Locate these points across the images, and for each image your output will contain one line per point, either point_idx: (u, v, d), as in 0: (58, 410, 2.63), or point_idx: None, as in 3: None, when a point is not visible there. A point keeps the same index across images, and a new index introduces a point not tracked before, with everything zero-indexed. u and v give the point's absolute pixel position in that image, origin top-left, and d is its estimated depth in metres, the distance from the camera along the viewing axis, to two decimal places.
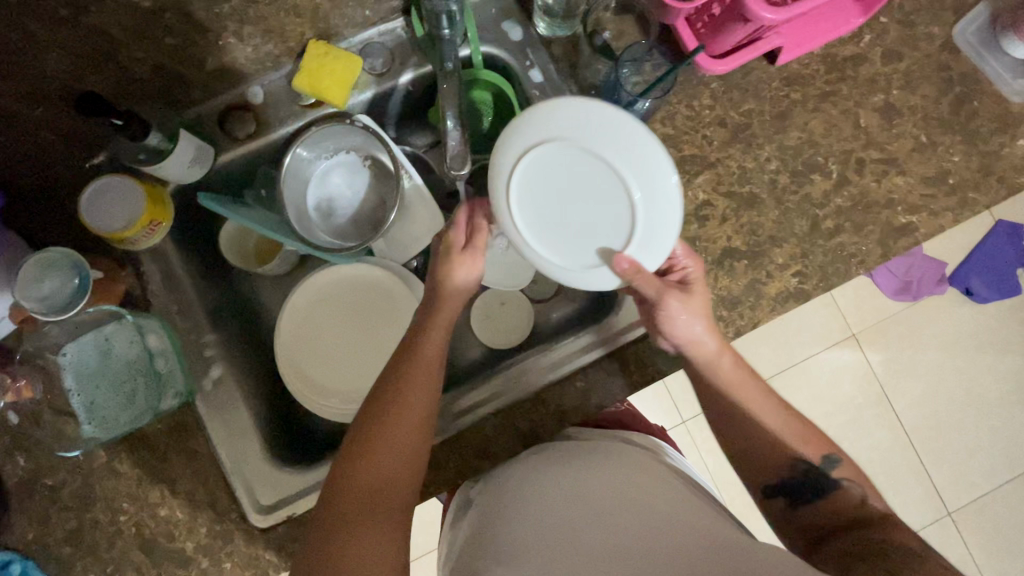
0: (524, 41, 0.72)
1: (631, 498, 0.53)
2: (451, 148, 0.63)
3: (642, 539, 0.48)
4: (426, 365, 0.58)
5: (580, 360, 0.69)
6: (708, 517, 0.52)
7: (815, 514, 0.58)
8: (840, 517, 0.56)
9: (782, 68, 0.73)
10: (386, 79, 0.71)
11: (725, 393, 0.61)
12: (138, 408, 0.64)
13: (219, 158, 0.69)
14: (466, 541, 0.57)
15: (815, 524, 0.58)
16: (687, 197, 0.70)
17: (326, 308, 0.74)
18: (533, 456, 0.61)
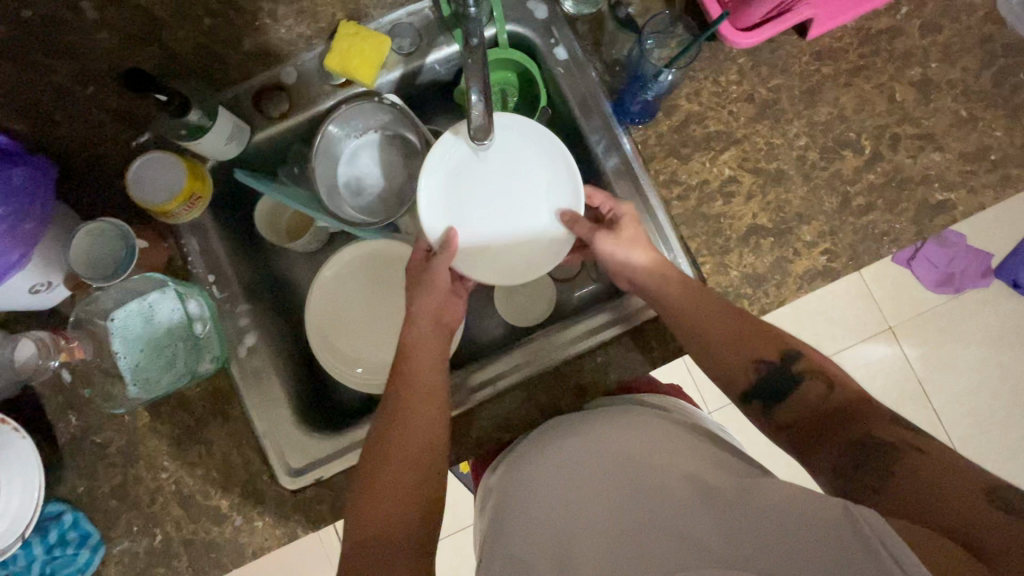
0: (549, 19, 0.72)
1: (629, 487, 0.51)
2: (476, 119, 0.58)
3: (642, 499, 0.49)
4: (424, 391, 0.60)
5: (602, 335, 0.69)
6: (704, 456, 0.53)
7: (787, 413, 0.56)
8: (817, 413, 0.54)
9: (813, 42, 0.71)
10: (414, 58, 0.72)
11: (719, 330, 0.60)
12: (179, 371, 0.68)
13: (254, 135, 0.71)
14: (490, 511, 0.59)
15: (788, 421, 0.56)
16: (712, 173, 0.70)
17: (350, 290, 0.76)
18: (534, 433, 0.63)
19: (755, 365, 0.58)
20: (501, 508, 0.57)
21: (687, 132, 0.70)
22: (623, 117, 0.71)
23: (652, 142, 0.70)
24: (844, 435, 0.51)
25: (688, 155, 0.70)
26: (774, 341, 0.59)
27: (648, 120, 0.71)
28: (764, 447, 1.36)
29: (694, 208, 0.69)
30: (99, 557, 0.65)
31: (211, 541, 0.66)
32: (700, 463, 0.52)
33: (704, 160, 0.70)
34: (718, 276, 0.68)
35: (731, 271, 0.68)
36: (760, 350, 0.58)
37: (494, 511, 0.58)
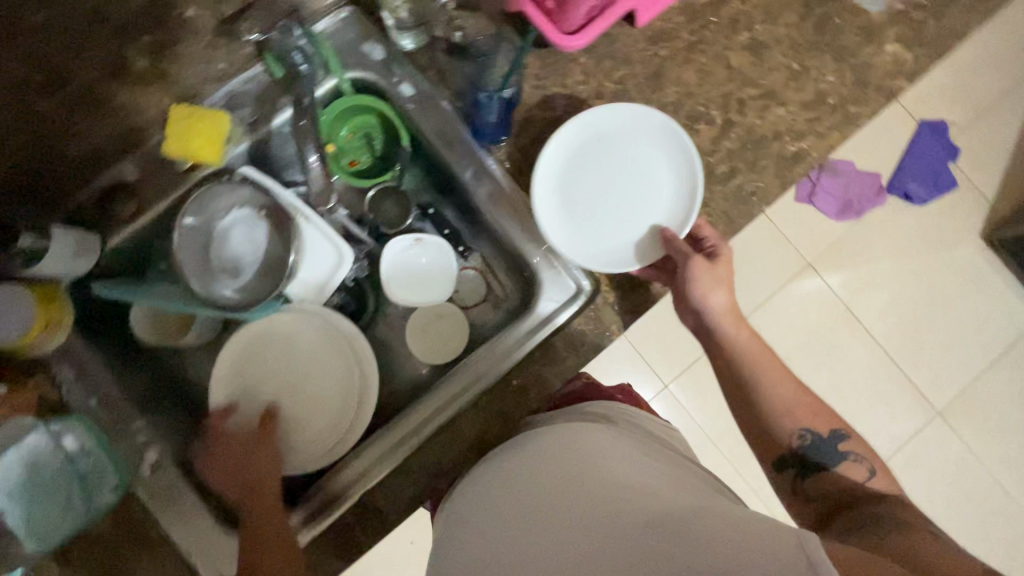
0: (386, 58, 0.71)
1: (573, 521, 0.49)
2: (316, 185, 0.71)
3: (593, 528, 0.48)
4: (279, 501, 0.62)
5: (515, 355, 0.69)
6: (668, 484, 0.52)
7: (816, 489, 0.62)
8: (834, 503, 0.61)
9: (645, 28, 0.73)
10: (260, 126, 0.70)
11: (760, 397, 0.66)
12: (79, 511, 0.63)
13: (107, 243, 0.67)
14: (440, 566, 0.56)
15: (816, 494, 0.63)
16: (581, 174, 0.71)
17: (255, 370, 0.73)
18: (489, 461, 0.60)
19: (801, 434, 0.64)
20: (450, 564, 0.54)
21: (548, 140, 0.71)
22: (481, 139, 0.71)
23: (517, 157, 0.71)
24: (856, 516, 0.57)
25: (554, 162, 0.71)
26: (820, 413, 0.65)
27: (507, 136, 0.71)
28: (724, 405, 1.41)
29: (572, 213, 0.70)
30: None
31: None
32: (665, 490, 0.51)
33: (570, 164, 0.71)
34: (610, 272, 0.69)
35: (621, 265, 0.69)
36: (803, 422, 0.65)
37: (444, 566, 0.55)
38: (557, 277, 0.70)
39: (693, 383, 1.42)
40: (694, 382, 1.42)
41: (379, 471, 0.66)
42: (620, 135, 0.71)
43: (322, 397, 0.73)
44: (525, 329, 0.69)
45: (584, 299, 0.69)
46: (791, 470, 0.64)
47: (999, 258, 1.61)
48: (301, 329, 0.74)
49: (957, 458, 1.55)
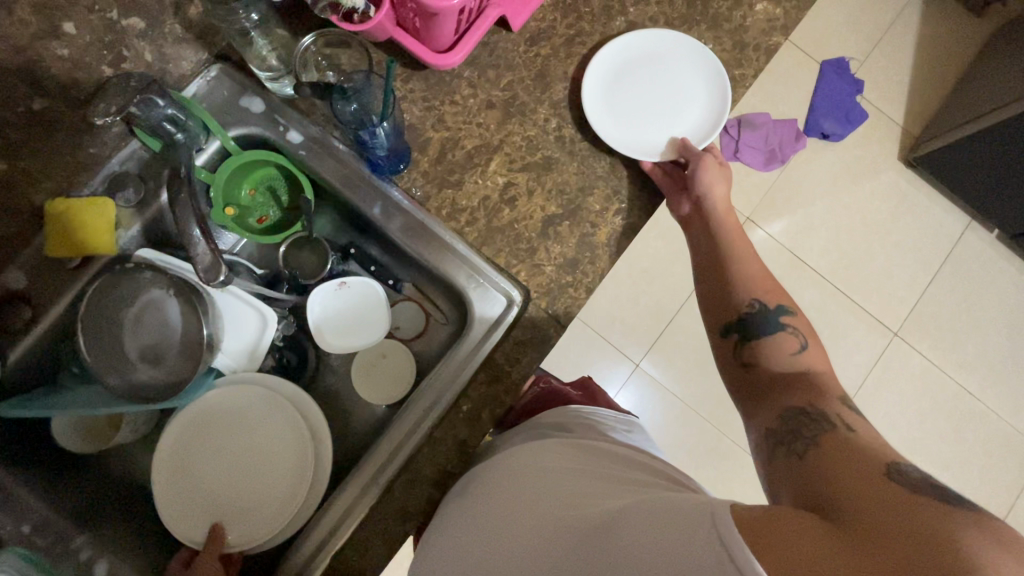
0: (268, 108, 0.70)
1: (518, 543, 0.48)
2: (201, 258, 0.56)
3: (544, 542, 0.46)
4: None
5: (461, 380, 0.67)
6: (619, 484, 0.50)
7: (756, 355, 0.64)
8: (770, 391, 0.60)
9: (523, 30, 0.73)
10: (148, 203, 0.69)
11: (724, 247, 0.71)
12: None
13: (9, 356, 0.64)
14: None
15: (754, 360, 0.64)
16: (489, 186, 0.70)
17: (196, 450, 0.70)
18: (452, 492, 0.60)
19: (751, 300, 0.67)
20: None
21: (449, 159, 0.70)
22: (379, 172, 0.69)
23: (421, 182, 0.70)
24: (783, 405, 0.56)
25: (460, 180, 0.70)
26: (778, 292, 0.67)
27: (405, 164, 0.69)
28: (695, 371, 1.44)
29: (487, 226, 0.69)
30: None
31: None
32: (618, 489, 0.49)
33: (476, 178, 0.70)
34: (537, 277, 0.69)
35: (546, 267, 0.69)
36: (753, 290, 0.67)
37: None
38: (484, 294, 0.68)
39: (662, 356, 1.44)
40: (663, 355, 1.44)
41: (345, 530, 0.64)
42: (670, 55, 0.77)
43: (272, 464, 0.70)
44: (465, 351, 0.68)
45: (516, 310, 0.67)
46: (734, 331, 0.66)
47: (922, 176, 1.68)
48: (239, 398, 0.71)
49: (920, 372, 1.61)
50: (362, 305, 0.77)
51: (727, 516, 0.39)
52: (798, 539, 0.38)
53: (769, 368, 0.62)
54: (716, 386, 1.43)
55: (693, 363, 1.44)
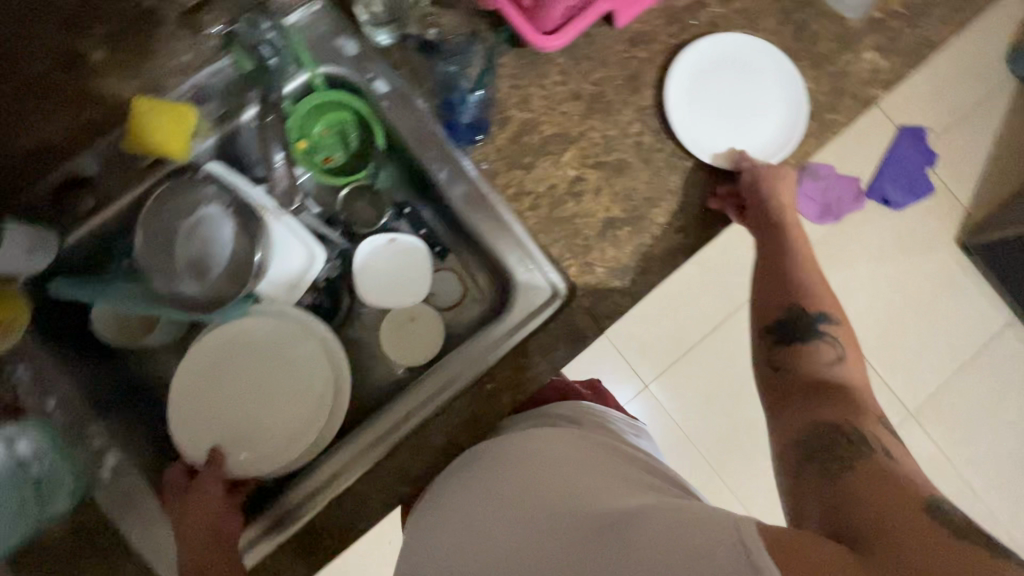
0: (360, 53, 0.70)
1: (522, 521, 0.49)
2: None
3: (552, 525, 0.46)
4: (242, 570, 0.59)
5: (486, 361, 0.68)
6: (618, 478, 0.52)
7: (791, 359, 0.63)
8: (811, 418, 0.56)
9: (625, 29, 0.72)
10: (227, 121, 0.68)
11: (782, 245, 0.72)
12: (28, 521, 0.60)
13: (66, 240, 0.65)
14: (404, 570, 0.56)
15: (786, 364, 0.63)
16: (558, 176, 0.70)
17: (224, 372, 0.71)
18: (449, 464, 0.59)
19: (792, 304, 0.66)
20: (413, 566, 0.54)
21: (525, 141, 0.70)
22: (454, 138, 0.69)
23: (493, 158, 0.70)
24: (814, 409, 0.55)
25: (530, 164, 0.70)
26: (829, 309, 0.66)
27: (484, 136, 0.69)
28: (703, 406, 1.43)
29: (548, 214, 0.69)
30: None
31: None
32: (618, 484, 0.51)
33: (547, 166, 0.70)
34: (585, 276, 0.68)
35: (597, 269, 0.69)
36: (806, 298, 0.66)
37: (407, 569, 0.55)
38: (530, 281, 0.69)
39: (674, 383, 1.43)
40: (674, 382, 1.43)
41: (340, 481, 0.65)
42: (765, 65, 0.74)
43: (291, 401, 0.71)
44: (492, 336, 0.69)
45: (558, 301, 0.68)
46: (772, 333, 0.65)
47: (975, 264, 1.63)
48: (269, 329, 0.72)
49: (927, 459, 1.58)
50: (401, 263, 0.77)
51: (751, 526, 0.39)
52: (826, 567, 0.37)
53: (801, 372, 0.61)
54: (720, 424, 1.42)
55: (701, 397, 1.43)
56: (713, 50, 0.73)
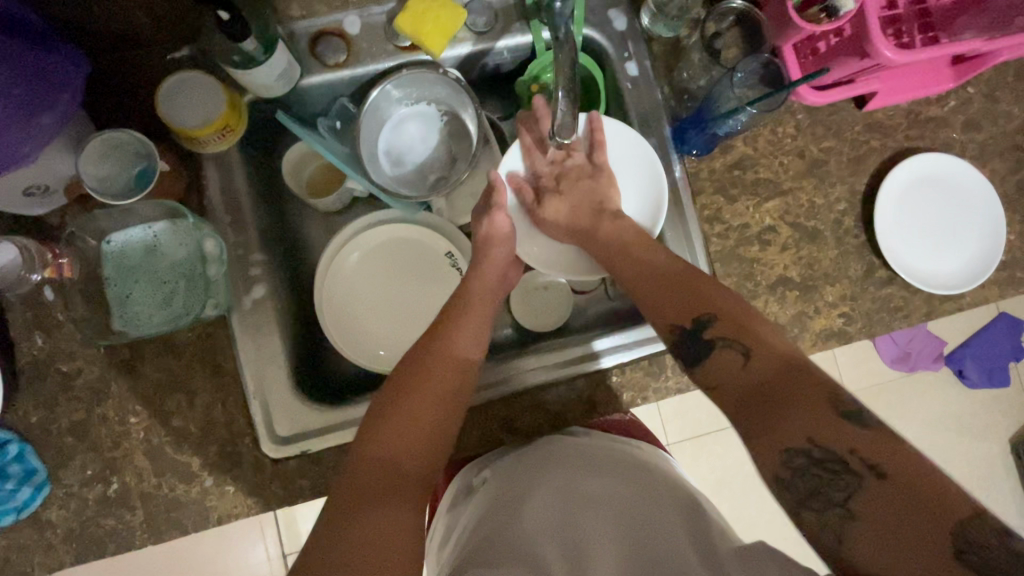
0: (627, 32, 0.71)
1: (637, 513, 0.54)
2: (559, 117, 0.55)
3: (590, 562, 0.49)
4: (450, 360, 0.57)
5: (566, 371, 0.69)
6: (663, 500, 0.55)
7: (852, 511, 0.41)
8: (752, 382, 0.49)
9: (868, 115, 0.74)
10: (486, 38, 0.69)
11: (766, 354, 0.49)
12: (176, 310, 0.63)
13: (303, 80, 0.66)
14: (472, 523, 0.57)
15: (854, 504, 0.41)
16: (754, 218, 0.71)
17: (401, 250, 0.74)
18: (513, 458, 0.62)
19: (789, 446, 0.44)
20: (494, 514, 0.56)
21: (738, 173, 0.71)
22: (680, 145, 0.71)
23: (703, 175, 0.71)
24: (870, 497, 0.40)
25: (735, 197, 0.71)
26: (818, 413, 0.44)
27: (704, 153, 0.71)
28: (708, 487, 1.28)
29: (732, 249, 0.70)
30: (42, 498, 0.59)
31: (174, 500, 0.61)
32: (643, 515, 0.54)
33: (748, 205, 0.71)
34: None
35: None
36: (809, 424, 0.44)
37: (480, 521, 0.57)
38: None
39: (692, 453, 1.29)
40: (694, 454, 1.28)
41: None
42: (971, 195, 0.74)
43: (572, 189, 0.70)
44: (578, 359, 0.69)
45: None
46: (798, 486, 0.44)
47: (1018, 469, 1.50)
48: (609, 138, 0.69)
49: None
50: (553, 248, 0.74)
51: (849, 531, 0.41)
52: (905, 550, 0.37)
53: (860, 510, 0.40)
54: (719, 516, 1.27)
55: (714, 479, 1.28)
56: (931, 170, 0.73)
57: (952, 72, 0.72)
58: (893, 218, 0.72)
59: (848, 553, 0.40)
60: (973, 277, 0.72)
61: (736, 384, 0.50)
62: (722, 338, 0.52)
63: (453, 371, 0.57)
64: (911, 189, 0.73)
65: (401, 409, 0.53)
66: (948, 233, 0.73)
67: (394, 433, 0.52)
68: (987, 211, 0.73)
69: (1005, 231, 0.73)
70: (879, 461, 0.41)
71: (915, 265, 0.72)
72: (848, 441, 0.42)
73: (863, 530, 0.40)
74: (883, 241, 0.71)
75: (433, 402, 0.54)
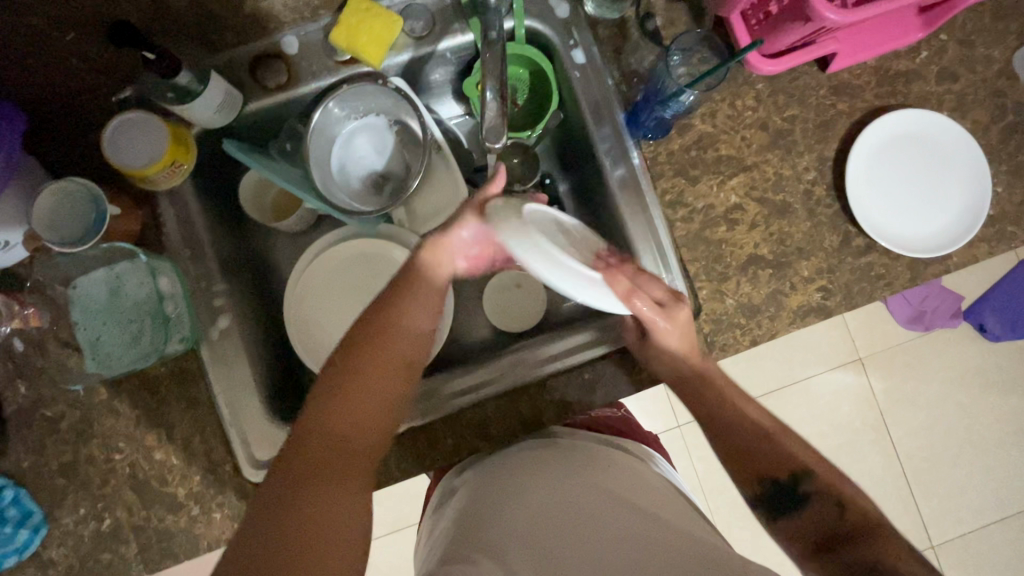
0: (569, 18, 0.68)
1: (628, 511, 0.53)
2: (488, 119, 0.54)
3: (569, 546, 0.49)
4: (415, 327, 0.57)
5: (558, 365, 0.68)
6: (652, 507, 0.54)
7: None
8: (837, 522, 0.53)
9: (832, 76, 0.70)
10: (426, 43, 0.68)
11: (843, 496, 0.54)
12: (144, 348, 0.64)
13: (247, 107, 0.66)
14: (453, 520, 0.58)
15: None
16: (718, 198, 0.69)
17: (369, 264, 0.74)
18: (495, 459, 0.63)
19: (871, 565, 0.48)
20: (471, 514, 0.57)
21: (699, 152, 0.69)
22: (635, 130, 0.69)
23: (662, 159, 0.69)
24: None
25: (696, 177, 0.69)
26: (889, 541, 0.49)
27: (660, 136, 0.69)
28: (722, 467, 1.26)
29: (698, 232, 0.68)
30: (41, 538, 0.62)
31: (164, 530, 0.63)
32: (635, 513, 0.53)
33: (712, 185, 0.69)
34: (714, 302, 0.67)
35: (728, 299, 0.67)
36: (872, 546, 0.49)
37: (462, 517, 0.57)
38: None
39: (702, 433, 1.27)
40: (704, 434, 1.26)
41: (421, 419, 0.67)
42: (951, 149, 0.70)
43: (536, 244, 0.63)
44: (563, 354, 0.69)
45: None
46: None
47: None
48: None
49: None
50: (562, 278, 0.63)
51: None
52: None
53: None
54: (726, 504, 1.25)
55: None
56: (906, 127, 0.70)
57: (920, 21, 0.68)
58: (868, 183, 0.69)
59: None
60: (958, 236, 0.68)
61: (826, 532, 0.53)
62: (822, 487, 0.55)
63: (414, 334, 0.57)
64: (885, 150, 0.69)
65: (352, 382, 0.53)
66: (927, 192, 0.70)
67: (352, 401, 0.52)
68: (972, 163, 0.69)
69: (987, 210, 0.68)
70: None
71: (895, 230, 0.69)
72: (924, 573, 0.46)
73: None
74: (857, 208, 0.68)
75: (393, 375, 0.55)
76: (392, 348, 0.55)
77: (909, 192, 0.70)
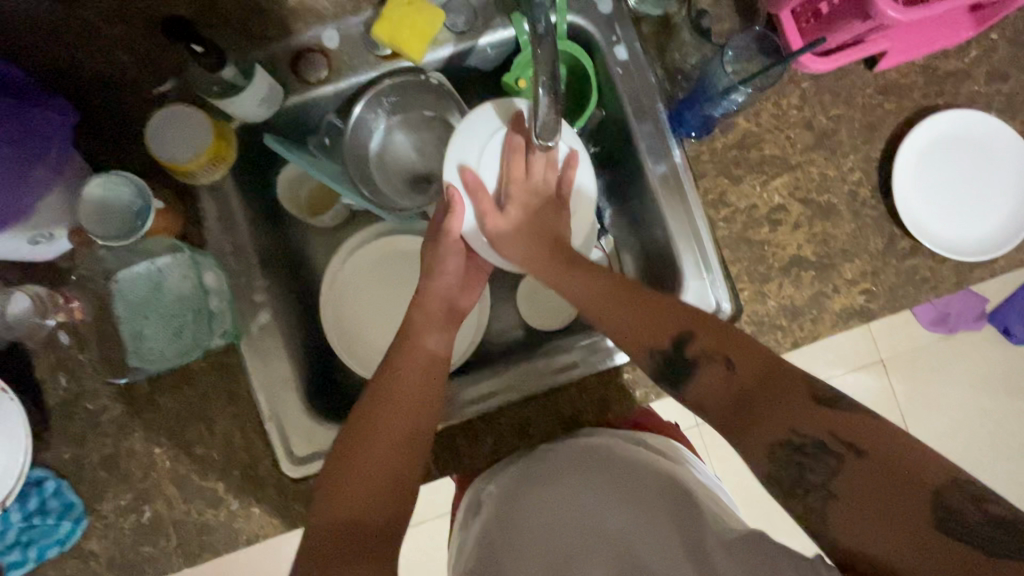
0: (613, 14, 0.68)
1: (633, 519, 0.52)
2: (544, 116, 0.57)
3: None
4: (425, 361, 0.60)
5: (588, 370, 0.68)
6: (660, 509, 0.53)
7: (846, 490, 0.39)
8: (727, 375, 0.47)
9: (880, 76, 0.69)
10: (467, 37, 0.67)
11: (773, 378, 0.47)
12: (185, 343, 0.65)
13: (287, 101, 0.65)
14: (478, 545, 0.58)
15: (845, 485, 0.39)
16: (761, 198, 0.68)
17: (400, 262, 0.74)
18: (511, 472, 0.62)
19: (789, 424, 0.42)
20: (493, 541, 0.57)
21: (743, 152, 0.68)
22: (677, 128, 0.68)
23: (705, 158, 0.68)
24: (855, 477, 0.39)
25: (740, 177, 0.68)
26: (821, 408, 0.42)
27: (704, 134, 0.68)
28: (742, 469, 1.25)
29: (740, 232, 0.67)
30: (83, 530, 0.62)
31: (204, 524, 0.63)
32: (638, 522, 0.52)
33: (755, 184, 0.68)
34: (756, 304, 0.66)
35: (769, 301, 0.66)
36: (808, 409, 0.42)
37: (484, 544, 0.57)
38: (700, 290, 0.66)
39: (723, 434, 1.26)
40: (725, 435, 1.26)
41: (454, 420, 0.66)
42: (996, 150, 0.69)
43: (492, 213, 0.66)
44: (594, 357, 0.68)
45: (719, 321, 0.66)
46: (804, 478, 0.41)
47: None
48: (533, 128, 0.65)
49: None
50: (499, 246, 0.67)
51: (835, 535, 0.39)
52: (887, 510, 0.37)
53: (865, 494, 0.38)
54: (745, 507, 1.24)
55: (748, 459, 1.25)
56: (952, 130, 0.68)
57: (971, 19, 0.67)
58: (913, 185, 0.68)
59: (838, 539, 0.38)
60: (1003, 237, 0.67)
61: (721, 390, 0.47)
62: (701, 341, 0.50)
63: (423, 381, 0.59)
64: (932, 152, 0.68)
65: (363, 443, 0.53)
66: (971, 194, 0.69)
67: (364, 458, 0.52)
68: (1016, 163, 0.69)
69: None
70: (857, 439, 0.40)
71: (941, 231, 0.68)
72: (822, 416, 0.42)
73: (850, 507, 0.38)
74: (903, 210, 0.66)
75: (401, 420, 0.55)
76: (400, 396, 0.57)
77: (953, 193, 0.69)
